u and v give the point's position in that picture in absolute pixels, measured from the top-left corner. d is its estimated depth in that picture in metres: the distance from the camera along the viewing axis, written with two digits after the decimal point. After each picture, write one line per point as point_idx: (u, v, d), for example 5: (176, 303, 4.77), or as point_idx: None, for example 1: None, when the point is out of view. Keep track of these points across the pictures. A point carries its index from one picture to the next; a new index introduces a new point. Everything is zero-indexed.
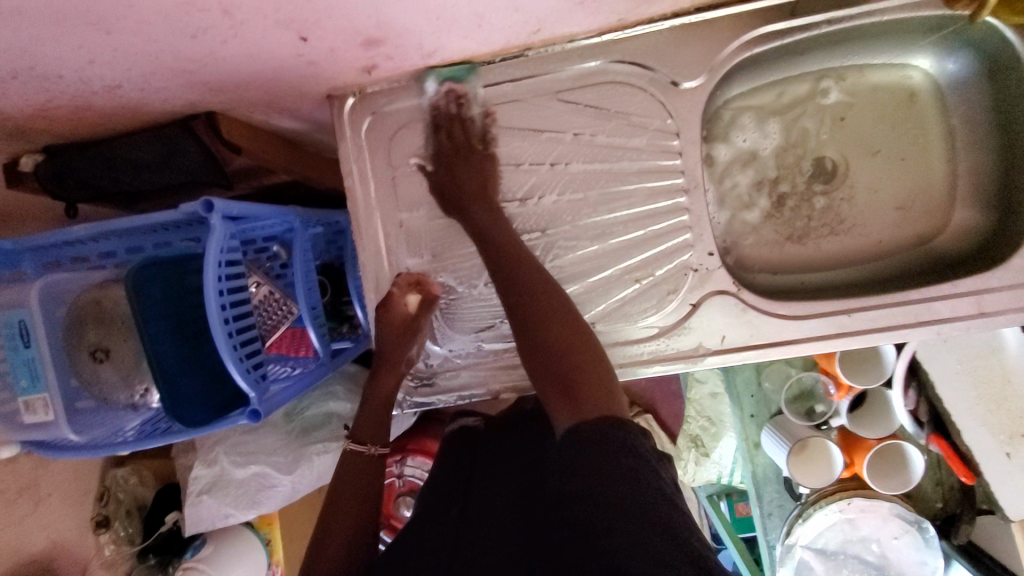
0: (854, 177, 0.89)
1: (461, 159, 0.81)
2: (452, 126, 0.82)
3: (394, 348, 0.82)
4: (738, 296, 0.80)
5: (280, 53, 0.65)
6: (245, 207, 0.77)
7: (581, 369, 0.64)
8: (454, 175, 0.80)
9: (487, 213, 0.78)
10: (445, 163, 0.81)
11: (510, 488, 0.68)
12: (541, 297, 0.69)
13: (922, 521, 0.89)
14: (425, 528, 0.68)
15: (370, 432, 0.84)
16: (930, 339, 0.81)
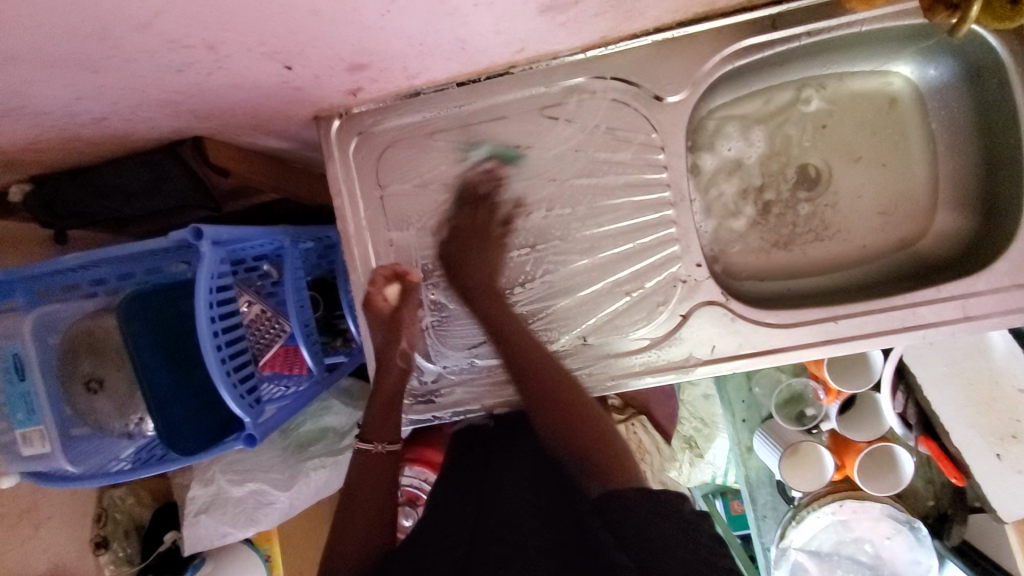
0: (838, 183, 0.90)
1: (475, 241, 0.82)
2: (479, 205, 0.83)
3: (383, 341, 0.82)
4: (727, 306, 0.81)
5: (265, 80, 0.65)
6: (233, 233, 0.77)
7: (602, 450, 0.72)
8: (462, 254, 0.81)
9: (498, 304, 0.80)
10: (460, 237, 0.82)
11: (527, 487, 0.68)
12: (551, 387, 0.75)
13: (913, 521, 0.90)
14: (437, 528, 0.66)
15: (379, 427, 0.82)
16: (916, 343, 0.82)
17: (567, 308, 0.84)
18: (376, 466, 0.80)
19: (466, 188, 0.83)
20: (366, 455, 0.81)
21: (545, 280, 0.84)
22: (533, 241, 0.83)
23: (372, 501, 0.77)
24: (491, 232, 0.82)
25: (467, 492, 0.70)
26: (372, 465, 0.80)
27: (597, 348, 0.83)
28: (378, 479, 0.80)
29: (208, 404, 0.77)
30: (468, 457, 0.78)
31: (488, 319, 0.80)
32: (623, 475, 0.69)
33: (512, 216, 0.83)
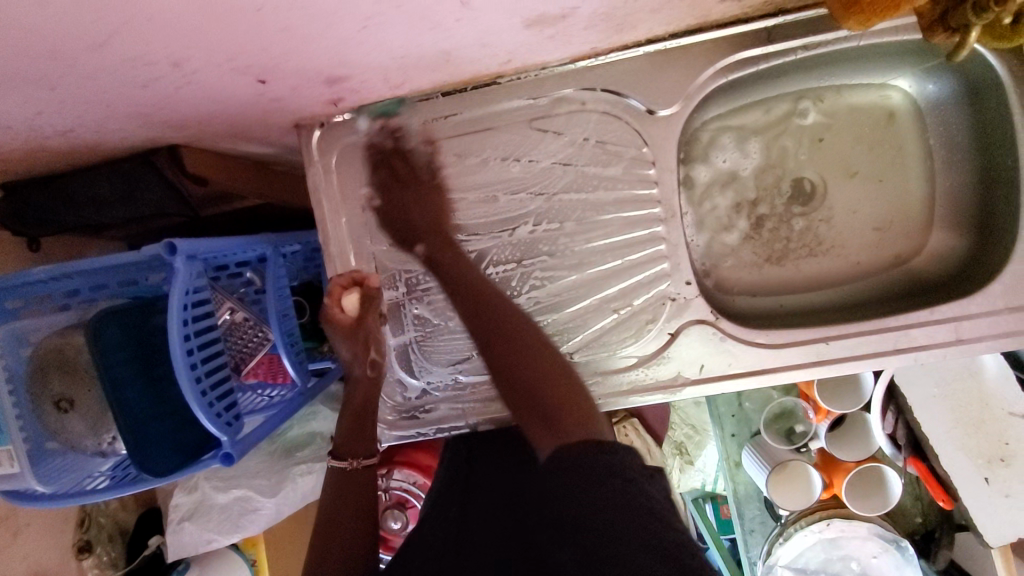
0: (832, 198, 0.88)
1: (410, 194, 0.79)
2: (394, 159, 0.80)
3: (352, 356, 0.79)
4: (716, 325, 0.80)
5: (239, 92, 0.63)
6: (209, 246, 0.75)
7: (550, 390, 0.64)
8: (405, 207, 0.79)
9: (445, 251, 0.77)
10: (403, 190, 0.79)
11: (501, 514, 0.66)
12: (504, 324, 0.70)
13: (900, 540, 0.89)
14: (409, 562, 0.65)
15: (353, 444, 0.80)
16: (907, 365, 0.80)
17: (553, 325, 0.82)
18: (357, 482, 0.78)
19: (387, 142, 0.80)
20: (341, 472, 0.78)
21: (531, 297, 0.81)
22: (520, 256, 0.81)
23: (353, 521, 0.73)
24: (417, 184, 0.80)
25: (442, 526, 0.69)
26: (351, 483, 0.78)
27: (584, 366, 0.82)
28: (359, 497, 0.77)
29: (183, 423, 0.76)
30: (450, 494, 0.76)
31: (439, 267, 0.76)
32: (571, 416, 0.61)
33: (432, 157, 0.80)
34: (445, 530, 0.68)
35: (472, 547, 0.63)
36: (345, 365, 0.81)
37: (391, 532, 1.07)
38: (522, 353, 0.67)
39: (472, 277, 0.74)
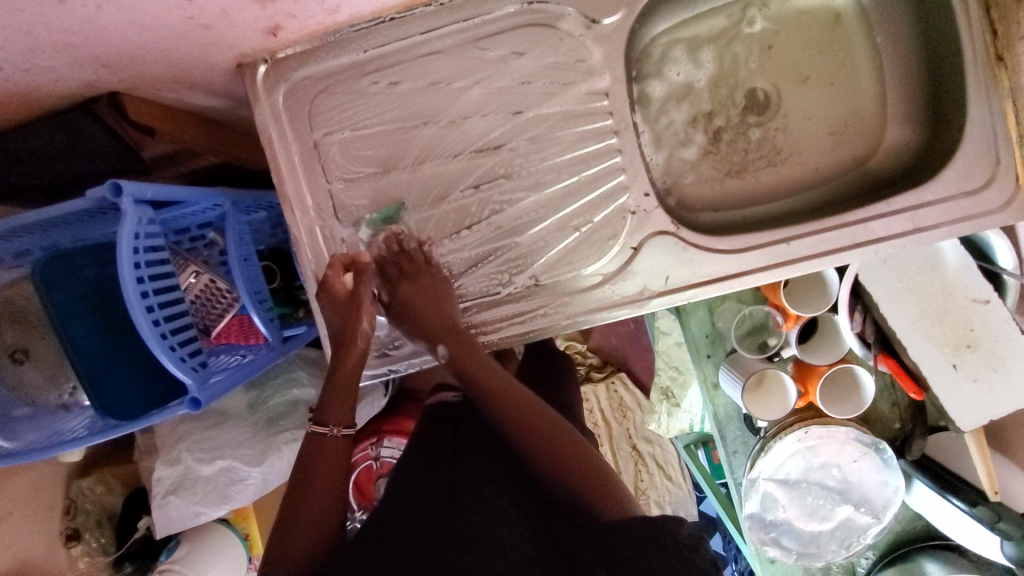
0: (787, 106, 0.89)
1: (424, 291, 0.79)
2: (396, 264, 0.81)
3: (346, 325, 0.78)
4: (677, 234, 0.80)
5: (166, 16, 0.62)
6: (158, 190, 0.73)
7: (579, 460, 0.70)
8: (416, 308, 0.79)
9: (460, 345, 0.77)
10: (410, 291, 0.79)
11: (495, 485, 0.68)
12: (526, 408, 0.74)
13: (880, 443, 0.90)
14: (400, 515, 0.66)
15: (334, 413, 0.78)
16: (870, 259, 0.81)
17: (517, 247, 0.81)
18: (336, 444, 0.77)
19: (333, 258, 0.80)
20: (320, 438, 0.77)
21: (493, 222, 0.81)
22: (477, 182, 0.81)
23: (327, 482, 0.73)
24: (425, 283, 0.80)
25: (428, 488, 0.71)
26: (326, 450, 0.76)
27: (551, 288, 0.82)
28: (336, 457, 0.76)
29: (146, 372, 0.74)
30: (431, 455, 0.78)
31: (456, 361, 0.77)
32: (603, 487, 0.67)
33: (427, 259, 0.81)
34: (435, 490, 0.70)
35: (472, 503, 0.64)
36: (334, 338, 0.80)
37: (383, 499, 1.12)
38: (554, 434, 0.72)
39: (489, 369, 0.76)
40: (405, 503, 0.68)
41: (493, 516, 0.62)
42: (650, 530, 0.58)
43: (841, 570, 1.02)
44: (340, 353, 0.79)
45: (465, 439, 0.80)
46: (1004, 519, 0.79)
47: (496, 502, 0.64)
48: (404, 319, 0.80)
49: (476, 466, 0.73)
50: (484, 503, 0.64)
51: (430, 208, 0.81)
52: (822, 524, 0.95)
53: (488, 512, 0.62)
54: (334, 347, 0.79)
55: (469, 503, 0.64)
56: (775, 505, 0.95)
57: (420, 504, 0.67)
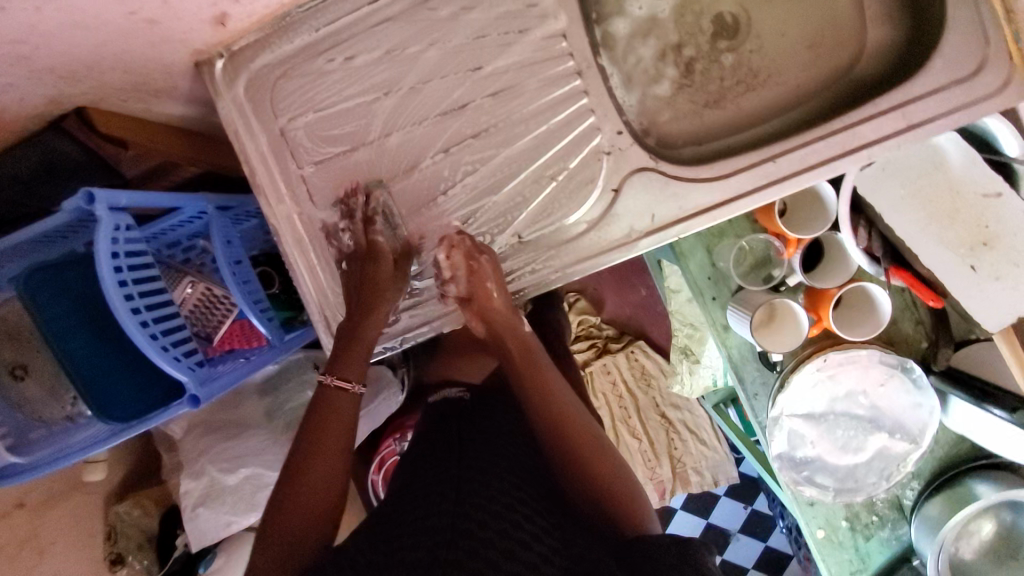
0: (757, 25, 0.86)
1: (493, 276, 0.77)
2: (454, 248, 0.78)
3: (372, 275, 0.77)
4: (657, 168, 0.77)
5: (108, 13, 0.63)
6: (132, 195, 0.73)
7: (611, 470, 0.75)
8: (485, 293, 0.77)
9: (522, 345, 0.80)
10: (476, 275, 0.77)
11: (505, 476, 0.70)
12: (568, 411, 0.77)
13: (906, 362, 0.86)
14: (408, 505, 0.67)
15: (353, 367, 0.77)
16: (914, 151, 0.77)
17: (496, 206, 0.80)
18: (339, 406, 0.76)
19: (360, 239, 0.80)
20: (340, 394, 0.76)
21: (468, 183, 0.80)
22: (447, 145, 0.79)
23: (331, 460, 0.73)
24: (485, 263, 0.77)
25: (440, 478, 0.69)
26: (331, 426, 0.75)
27: (536, 243, 0.80)
28: (337, 431, 0.75)
29: (144, 377, 0.74)
30: (438, 445, 0.77)
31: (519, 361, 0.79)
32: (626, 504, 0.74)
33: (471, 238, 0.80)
34: (443, 478, 0.69)
35: (485, 498, 0.65)
36: (354, 285, 0.78)
37: None
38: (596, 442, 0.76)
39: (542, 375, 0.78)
40: (415, 500, 0.67)
41: (508, 513, 0.64)
42: (673, 553, 0.64)
43: (887, 505, 0.98)
44: (359, 319, 0.77)
45: (466, 424, 0.81)
46: None
47: (508, 497, 0.67)
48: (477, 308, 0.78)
49: (483, 453, 0.74)
50: (498, 497, 0.66)
51: (405, 179, 0.80)
52: (857, 456, 0.91)
53: (502, 509, 0.64)
54: (354, 314, 0.77)
55: (482, 496, 0.65)
56: (802, 443, 0.91)
57: (429, 491, 0.67)
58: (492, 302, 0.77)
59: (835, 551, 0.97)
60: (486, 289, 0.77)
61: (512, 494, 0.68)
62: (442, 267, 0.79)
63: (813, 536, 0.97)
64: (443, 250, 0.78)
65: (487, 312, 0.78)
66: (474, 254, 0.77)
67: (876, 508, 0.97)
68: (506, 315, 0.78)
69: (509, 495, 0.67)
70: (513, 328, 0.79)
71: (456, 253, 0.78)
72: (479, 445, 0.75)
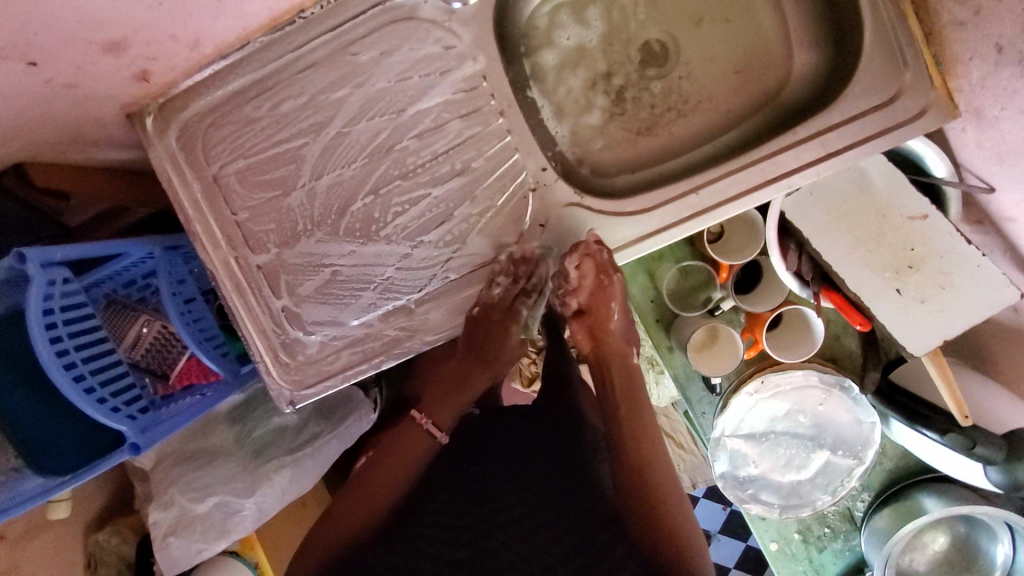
0: (686, 51, 0.86)
1: (604, 291, 0.76)
2: (583, 260, 0.75)
3: (487, 320, 0.77)
4: (582, 204, 0.80)
5: (23, 83, 0.64)
6: (67, 251, 0.74)
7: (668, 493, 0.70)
8: (607, 311, 0.78)
9: (622, 364, 0.78)
10: (598, 294, 0.77)
11: (540, 489, 0.70)
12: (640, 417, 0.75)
13: (844, 381, 0.87)
14: (427, 507, 0.71)
15: (439, 411, 0.78)
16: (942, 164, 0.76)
17: (429, 244, 0.81)
18: (408, 447, 0.76)
19: (506, 296, 0.76)
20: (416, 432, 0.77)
21: (399, 224, 0.81)
22: (376, 186, 0.81)
23: (388, 474, 0.74)
24: (607, 278, 0.75)
25: (460, 487, 0.72)
26: (401, 447, 0.76)
27: (467, 277, 0.81)
28: (402, 460, 0.76)
29: (85, 429, 0.78)
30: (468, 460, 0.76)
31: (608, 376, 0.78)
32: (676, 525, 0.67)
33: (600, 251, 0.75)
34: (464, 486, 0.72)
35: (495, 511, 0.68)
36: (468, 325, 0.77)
37: None
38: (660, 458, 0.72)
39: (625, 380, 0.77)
40: (438, 511, 0.70)
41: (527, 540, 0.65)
42: None
43: (838, 517, 0.98)
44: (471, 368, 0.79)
45: (495, 439, 0.78)
46: (980, 443, 0.74)
47: (533, 518, 0.67)
48: (593, 331, 0.79)
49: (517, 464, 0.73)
50: (521, 523, 0.67)
51: (338, 220, 0.81)
52: (800, 474, 0.92)
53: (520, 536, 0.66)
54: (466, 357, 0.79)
55: (502, 519, 0.67)
56: (745, 462, 0.92)
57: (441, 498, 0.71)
58: (611, 321, 0.78)
59: (789, 563, 0.98)
60: (608, 309, 0.78)
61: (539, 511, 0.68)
62: (569, 276, 0.76)
63: (766, 549, 0.98)
64: (576, 258, 0.75)
65: (603, 330, 0.79)
66: (607, 270, 0.75)
67: (828, 520, 0.98)
68: (620, 340, 0.79)
69: (537, 524, 0.67)
70: (625, 355, 0.78)
71: (587, 264, 0.75)
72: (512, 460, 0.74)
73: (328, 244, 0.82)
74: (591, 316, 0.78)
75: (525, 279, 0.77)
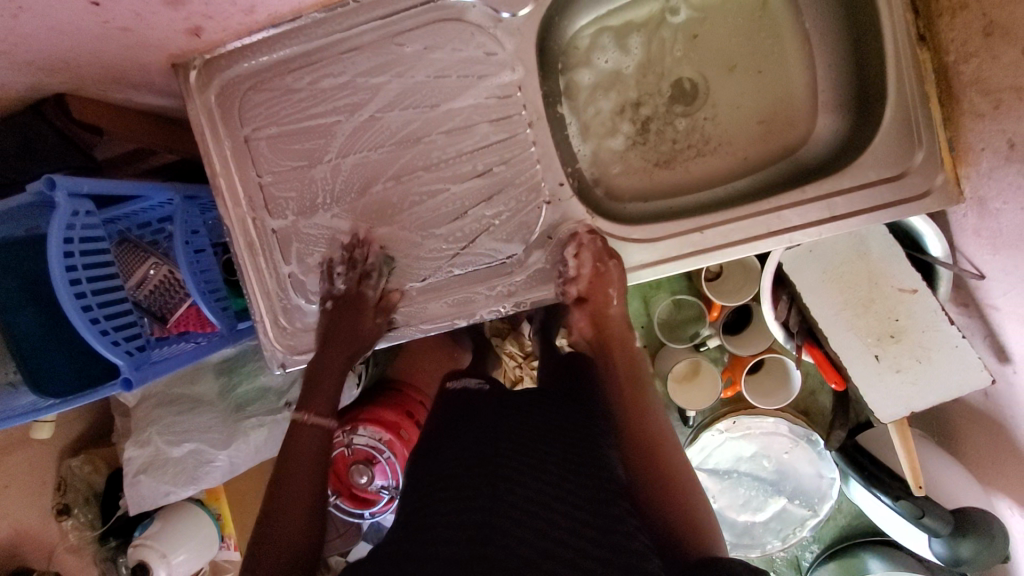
0: (715, 94, 0.89)
1: (602, 278, 0.78)
2: (576, 246, 0.80)
3: (350, 321, 0.81)
4: (592, 224, 0.82)
5: (82, 21, 0.67)
6: (94, 185, 0.77)
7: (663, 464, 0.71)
8: (608, 298, 0.79)
9: (624, 352, 0.80)
10: (593, 280, 0.79)
11: (554, 451, 0.62)
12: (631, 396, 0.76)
13: (812, 434, 0.90)
14: (430, 463, 0.63)
15: (322, 406, 0.77)
16: (937, 244, 0.79)
17: (440, 236, 0.84)
18: (304, 439, 0.74)
19: (352, 284, 0.83)
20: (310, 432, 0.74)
21: (413, 213, 0.84)
22: (398, 174, 0.83)
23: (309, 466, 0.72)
24: (605, 263, 0.79)
25: (466, 438, 0.63)
26: (306, 443, 0.74)
27: (471, 275, 0.84)
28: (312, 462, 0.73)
29: (82, 357, 0.81)
30: (472, 416, 0.67)
31: (608, 358, 0.79)
32: (672, 489, 0.68)
33: (597, 241, 0.80)
34: (469, 434, 0.64)
35: (515, 461, 0.59)
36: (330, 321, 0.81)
37: (363, 489, 0.92)
38: (653, 434, 0.74)
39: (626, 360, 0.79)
40: (439, 468, 0.60)
41: (545, 519, 0.55)
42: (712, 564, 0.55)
43: (785, 563, 1.03)
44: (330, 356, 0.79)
45: (505, 402, 0.69)
46: (929, 515, 0.77)
47: (548, 496, 0.57)
48: (596, 321, 0.81)
49: (535, 425, 0.65)
50: (533, 500, 0.56)
51: (359, 200, 0.84)
52: (755, 515, 0.97)
53: (535, 514, 0.55)
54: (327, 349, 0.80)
55: (516, 496, 0.56)
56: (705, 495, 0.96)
57: (447, 455, 0.62)
58: (610, 308, 0.80)
59: None
60: (606, 295, 0.79)
61: (556, 488, 0.58)
62: (569, 264, 0.80)
63: None
64: (573, 248, 0.80)
65: (602, 317, 0.80)
66: (604, 257, 0.79)
67: (775, 565, 1.03)
68: (621, 326, 0.81)
69: (552, 503, 0.57)
70: (625, 342, 0.80)
71: (584, 253, 0.80)
72: (524, 429, 0.63)
73: (344, 223, 0.85)
74: (593, 304, 0.80)
75: (561, 272, 0.80)
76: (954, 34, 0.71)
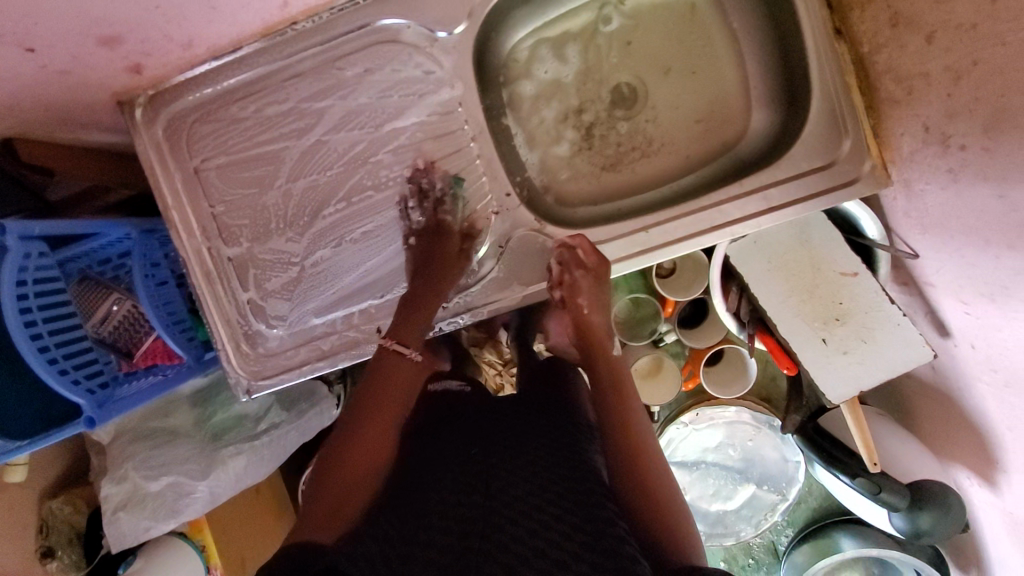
0: (654, 97, 0.91)
1: (590, 288, 0.78)
2: (566, 255, 0.79)
3: (442, 270, 0.81)
4: (542, 231, 0.84)
5: (18, 68, 0.68)
6: (47, 227, 0.78)
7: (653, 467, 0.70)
8: (593, 306, 0.79)
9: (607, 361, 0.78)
10: (578, 288, 0.78)
11: (539, 461, 0.63)
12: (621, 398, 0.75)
13: (773, 420, 0.93)
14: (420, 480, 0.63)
15: (409, 336, 0.77)
16: (873, 226, 0.82)
17: (394, 253, 0.85)
18: (390, 369, 0.74)
19: (417, 224, 0.83)
20: (398, 360, 0.75)
21: (366, 232, 0.85)
22: (348, 195, 0.85)
23: (392, 399, 0.72)
24: (593, 271, 0.78)
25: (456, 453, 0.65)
26: (396, 371, 0.75)
27: None
28: (395, 391, 0.73)
29: (41, 398, 0.82)
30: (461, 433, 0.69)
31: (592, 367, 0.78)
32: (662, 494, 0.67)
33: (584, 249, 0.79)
34: (459, 448, 0.65)
35: (501, 474, 0.60)
36: (425, 251, 0.82)
37: None
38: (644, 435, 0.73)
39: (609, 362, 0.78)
40: (420, 487, 0.62)
41: (532, 523, 0.55)
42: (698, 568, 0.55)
43: (763, 549, 1.05)
44: (432, 286, 0.80)
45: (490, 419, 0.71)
46: (885, 490, 0.79)
47: (537, 499, 0.58)
48: (577, 328, 0.80)
49: (518, 438, 0.66)
50: (518, 505, 0.57)
51: (312, 223, 0.86)
52: (726, 504, 0.99)
53: (522, 517, 0.56)
54: (428, 278, 0.80)
55: (502, 501, 0.57)
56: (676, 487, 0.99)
57: (438, 471, 0.63)
58: (592, 316, 0.79)
59: None
60: (591, 304, 0.78)
61: (544, 492, 0.59)
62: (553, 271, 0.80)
63: None
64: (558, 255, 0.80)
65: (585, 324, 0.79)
66: (588, 265, 0.78)
67: (753, 552, 1.05)
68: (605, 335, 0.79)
69: (544, 505, 0.58)
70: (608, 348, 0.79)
71: (571, 261, 0.79)
72: (510, 444, 0.65)
73: (298, 246, 0.86)
74: (577, 308, 0.79)
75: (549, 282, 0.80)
76: (865, 27, 0.75)
